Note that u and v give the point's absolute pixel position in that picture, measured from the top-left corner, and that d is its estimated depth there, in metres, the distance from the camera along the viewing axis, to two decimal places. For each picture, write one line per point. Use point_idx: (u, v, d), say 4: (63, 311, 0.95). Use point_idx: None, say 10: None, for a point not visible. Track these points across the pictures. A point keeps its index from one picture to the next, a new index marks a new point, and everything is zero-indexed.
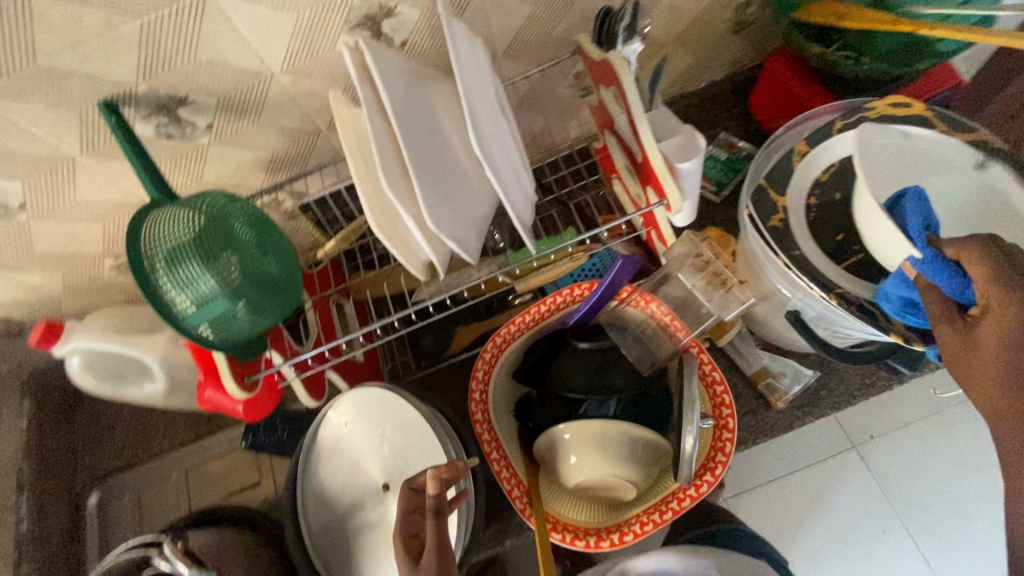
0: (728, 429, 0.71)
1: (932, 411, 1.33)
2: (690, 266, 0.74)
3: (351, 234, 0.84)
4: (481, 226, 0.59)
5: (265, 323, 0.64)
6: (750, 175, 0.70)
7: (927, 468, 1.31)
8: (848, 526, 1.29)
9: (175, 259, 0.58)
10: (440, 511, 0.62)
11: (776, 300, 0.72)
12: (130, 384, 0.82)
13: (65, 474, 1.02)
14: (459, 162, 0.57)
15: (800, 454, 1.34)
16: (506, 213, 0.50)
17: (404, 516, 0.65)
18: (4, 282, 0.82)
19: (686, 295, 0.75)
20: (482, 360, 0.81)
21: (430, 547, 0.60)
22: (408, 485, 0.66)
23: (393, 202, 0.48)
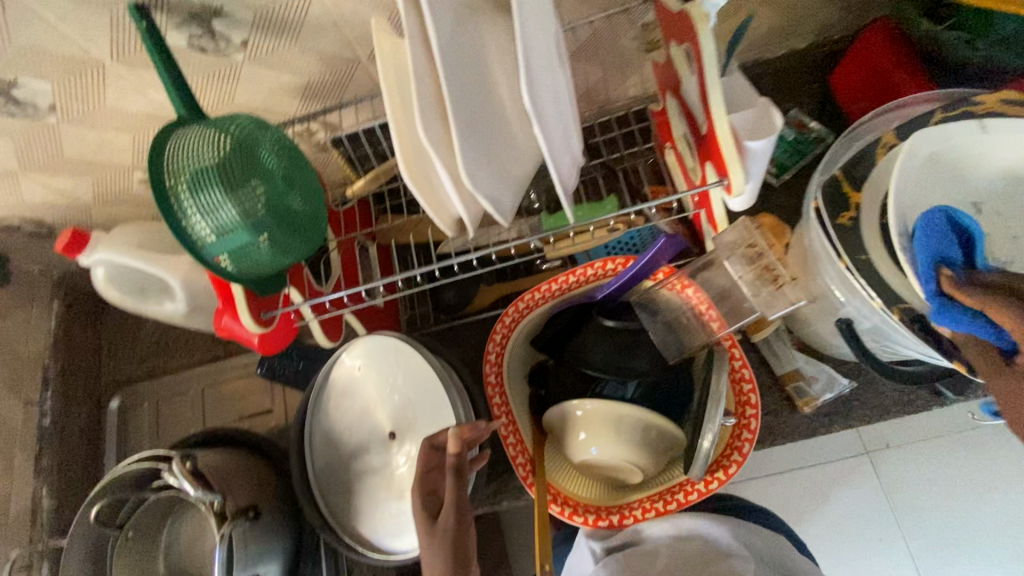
0: (750, 429, 0.67)
1: (963, 427, 1.20)
2: (741, 256, 0.67)
3: (382, 176, 0.80)
4: (521, 188, 0.55)
5: (286, 261, 0.62)
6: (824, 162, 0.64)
7: (945, 485, 1.18)
8: (850, 531, 1.20)
9: (199, 184, 0.55)
10: (461, 470, 0.62)
11: (827, 302, 0.66)
12: (151, 301, 0.83)
13: (89, 375, 1.06)
14: (505, 112, 0.52)
15: (810, 452, 1.25)
16: (552, 180, 0.45)
17: (423, 473, 0.65)
18: (35, 184, 0.82)
19: (730, 285, 0.71)
20: (502, 324, 0.79)
21: (449, 504, 0.61)
22: (429, 443, 0.65)
23: (428, 152, 0.44)
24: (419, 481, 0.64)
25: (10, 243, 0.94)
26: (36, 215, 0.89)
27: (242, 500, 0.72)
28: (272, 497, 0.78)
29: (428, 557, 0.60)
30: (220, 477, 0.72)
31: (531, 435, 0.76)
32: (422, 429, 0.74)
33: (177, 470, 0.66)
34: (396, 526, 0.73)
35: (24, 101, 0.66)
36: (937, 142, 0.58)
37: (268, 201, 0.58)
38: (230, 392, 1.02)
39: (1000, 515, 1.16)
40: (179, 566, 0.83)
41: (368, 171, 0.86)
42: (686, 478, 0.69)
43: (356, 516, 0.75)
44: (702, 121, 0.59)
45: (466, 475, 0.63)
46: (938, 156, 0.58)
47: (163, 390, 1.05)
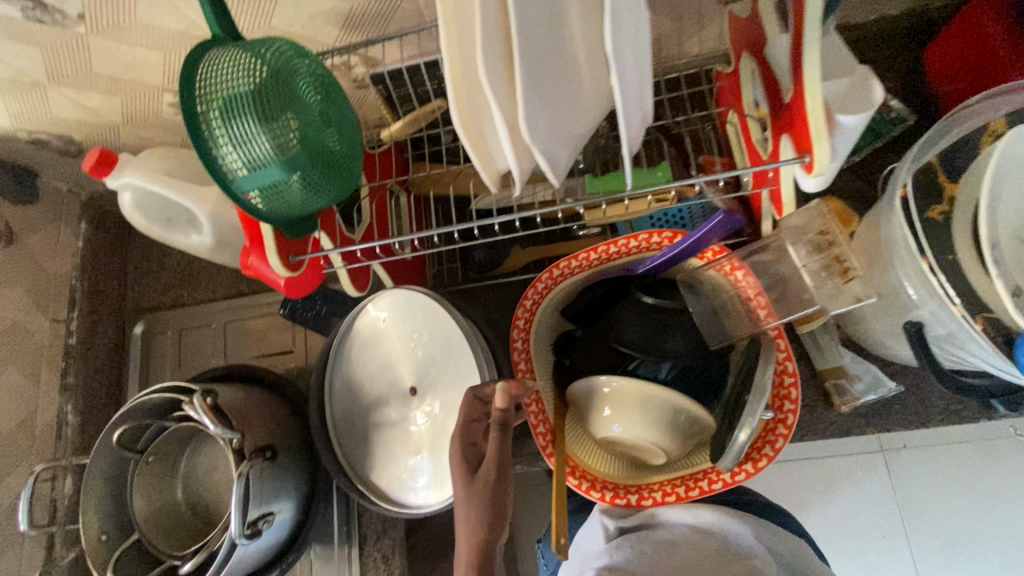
0: (786, 425, 0.64)
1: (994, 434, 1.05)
2: (806, 243, 0.64)
3: (420, 118, 0.75)
4: (577, 148, 0.50)
5: (318, 204, 0.58)
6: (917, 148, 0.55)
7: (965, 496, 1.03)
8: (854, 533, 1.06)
9: (232, 111, 0.52)
10: (505, 425, 0.58)
11: (896, 301, 0.61)
12: (177, 232, 0.80)
13: (115, 299, 1.07)
14: (574, 59, 0.46)
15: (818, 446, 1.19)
16: (622, 143, 0.41)
17: (465, 424, 0.61)
18: (63, 99, 0.79)
19: (790, 273, 0.67)
20: (533, 290, 0.75)
21: (491, 459, 0.58)
22: (474, 394, 0.62)
23: (486, 95, 0.39)
24: (461, 431, 0.61)
25: (38, 158, 0.92)
26: (63, 132, 0.86)
27: (259, 439, 0.72)
28: (290, 438, 0.78)
29: (466, 508, 0.58)
30: (239, 415, 0.72)
31: (551, 405, 0.74)
32: (444, 388, 0.72)
33: (196, 403, 0.66)
34: (411, 480, 0.73)
35: (52, 6, 0.62)
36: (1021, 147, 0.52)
37: (304, 136, 0.54)
38: (250, 330, 1.02)
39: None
40: (196, 494, 0.84)
41: (407, 114, 0.81)
42: (712, 466, 0.67)
43: (371, 466, 0.75)
44: (789, 88, 0.52)
45: (510, 430, 0.59)
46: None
47: (184, 321, 1.05)
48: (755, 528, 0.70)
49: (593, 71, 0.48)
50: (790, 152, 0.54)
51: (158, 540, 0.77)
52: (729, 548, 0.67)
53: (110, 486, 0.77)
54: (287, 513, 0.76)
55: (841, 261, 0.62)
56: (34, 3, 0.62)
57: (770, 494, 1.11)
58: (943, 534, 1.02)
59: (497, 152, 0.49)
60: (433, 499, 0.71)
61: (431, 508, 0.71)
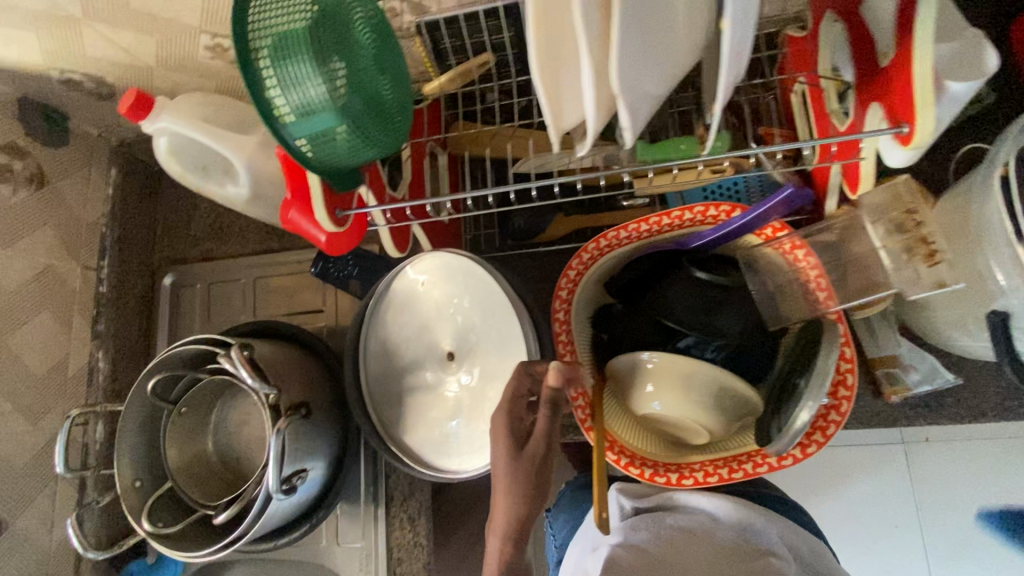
0: (840, 411, 0.62)
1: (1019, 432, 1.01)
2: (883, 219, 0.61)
3: (468, 72, 0.72)
4: (660, 99, 0.47)
5: (369, 155, 0.55)
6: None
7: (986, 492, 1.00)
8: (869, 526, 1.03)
9: (284, 51, 0.48)
10: (556, 404, 0.57)
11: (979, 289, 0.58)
12: (213, 181, 0.78)
13: (144, 249, 1.05)
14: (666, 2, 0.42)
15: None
16: (720, 102, 0.40)
17: (512, 399, 0.60)
18: (97, 36, 0.75)
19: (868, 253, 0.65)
20: (578, 259, 0.72)
21: (540, 435, 0.57)
22: (526, 369, 0.61)
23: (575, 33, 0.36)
24: (508, 405, 0.60)
25: (71, 100, 0.90)
26: (96, 72, 0.83)
27: (294, 396, 0.72)
28: (323, 396, 0.77)
29: (508, 482, 0.57)
30: (273, 371, 0.71)
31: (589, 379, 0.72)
32: (484, 355, 0.70)
33: (234, 357, 0.65)
34: (446, 446, 0.72)
35: None
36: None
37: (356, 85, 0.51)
38: (280, 288, 1.01)
39: None
40: (226, 448, 0.84)
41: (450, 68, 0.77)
42: (757, 449, 0.65)
43: (404, 430, 0.74)
44: (889, 51, 0.49)
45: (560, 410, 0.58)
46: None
47: (213, 275, 1.04)
48: (779, 527, 0.69)
49: (688, 18, 0.45)
50: (879, 120, 0.51)
51: (191, 490, 0.78)
52: (748, 542, 0.66)
53: (143, 434, 0.78)
54: (318, 472, 0.76)
55: (927, 243, 0.60)
56: None
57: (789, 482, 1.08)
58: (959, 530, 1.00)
59: (568, 106, 0.46)
60: (467, 466, 0.70)
61: (465, 474, 0.70)
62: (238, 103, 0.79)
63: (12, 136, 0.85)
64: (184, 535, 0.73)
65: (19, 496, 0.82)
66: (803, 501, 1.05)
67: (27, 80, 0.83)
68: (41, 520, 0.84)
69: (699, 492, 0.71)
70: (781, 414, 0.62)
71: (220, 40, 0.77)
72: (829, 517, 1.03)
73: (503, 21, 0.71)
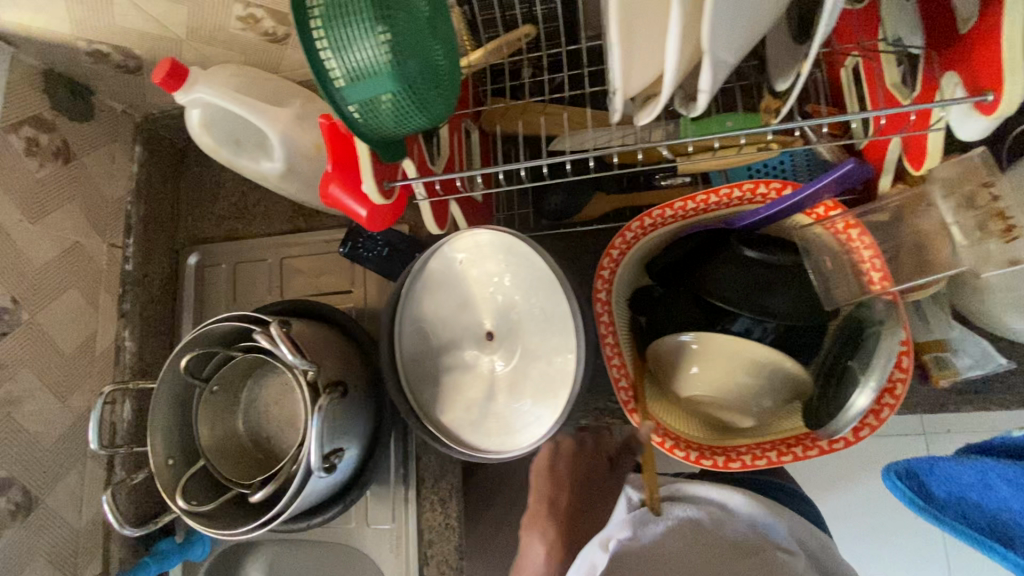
0: (894, 395, 0.60)
1: None
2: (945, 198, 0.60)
3: (508, 43, 0.66)
4: (751, 44, 0.45)
5: (418, 124, 0.53)
6: None
7: None
8: (895, 516, 1.01)
9: (336, 12, 0.47)
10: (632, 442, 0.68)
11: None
12: (245, 156, 0.76)
13: (169, 227, 1.04)
14: None
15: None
16: (814, 58, 0.41)
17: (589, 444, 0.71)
18: (128, 5, 0.73)
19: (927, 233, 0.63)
20: (621, 239, 0.70)
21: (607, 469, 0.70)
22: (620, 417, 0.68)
23: None
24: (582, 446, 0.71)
25: (96, 73, 0.87)
26: (124, 43, 0.81)
27: (331, 374, 0.71)
28: (358, 375, 0.76)
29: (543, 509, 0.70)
30: (311, 348, 0.70)
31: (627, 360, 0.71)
32: (526, 334, 0.69)
33: (273, 332, 0.64)
34: (483, 427, 0.70)
35: None
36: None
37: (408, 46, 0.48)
38: (308, 268, 0.99)
39: None
40: (257, 428, 0.83)
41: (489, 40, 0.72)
42: (807, 431, 0.64)
43: (441, 410, 0.72)
44: (970, 16, 0.46)
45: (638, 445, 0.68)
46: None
47: (239, 255, 1.02)
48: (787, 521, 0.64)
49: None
50: (955, 88, 0.49)
51: (224, 469, 0.77)
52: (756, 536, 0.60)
53: (175, 412, 0.77)
54: (353, 452, 0.75)
55: (1003, 218, 0.58)
56: None
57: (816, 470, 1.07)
58: None
59: (639, 66, 0.46)
60: (507, 447, 0.68)
61: (502, 456, 0.68)
62: (271, 76, 0.77)
63: (38, 110, 0.83)
64: (219, 513, 0.73)
65: (51, 472, 0.81)
66: (830, 490, 1.04)
67: (53, 51, 0.81)
68: (72, 497, 0.84)
69: (711, 483, 0.65)
70: (833, 397, 0.62)
71: (253, 10, 0.75)
72: (860, 506, 1.02)
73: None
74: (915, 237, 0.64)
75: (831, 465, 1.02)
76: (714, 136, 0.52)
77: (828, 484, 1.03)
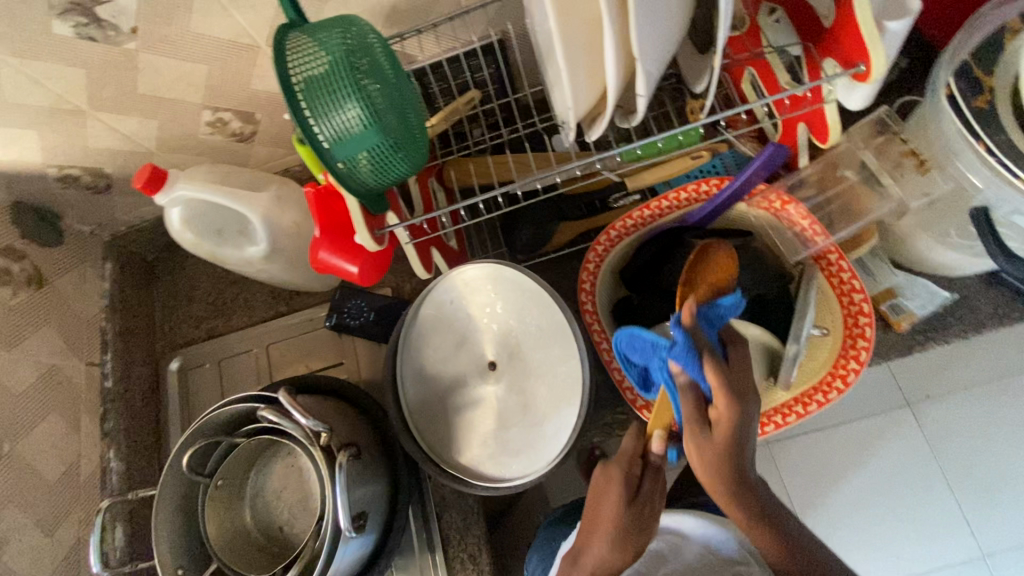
0: (866, 337, 0.67)
1: (999, 374, 1.19)
2: (858, 160, 0.72)
3: (464, 104, 0.73)
4: (671, 49, 0.54)
5: (401, 171, 0.59)
6: (953, 47, 0.61)
7: (970, 438, 1.17)
8: (894, 482, 1.17)
9: (319, 86, 0.53)
10: (652, 464, 0.62)
11: (955, 203, 0.67)
12: (228, 244, 0.80)
13: (145, 338, 1.02)
14: None
15: (850, 405, 1.21)
16: (723, 54, 0.50)
17: (607, 471, 0.61)
18: (100, 127, 0.78)
19: (847, 198, 0.73)
20: (594, 253, 0.77)
21: (625, 487, 0.59)
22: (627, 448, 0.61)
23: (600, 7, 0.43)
24: (604, 476, 0.61)
25: (66, 198, 0.90)
26: (95, 163, 0.85)
27: (343, 437, 0.70)
28: (370, 439, 0.76)
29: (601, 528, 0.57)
30: (319, 414, 0.70)
31: (713, 278, 0.66)
32: (529, 354, 0.72)
33: (282, 401, 0.65)
34: (502, 455, 0.71)
35: (107, 21, 0.64)
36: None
37: (382, 109, 0.55)
38: (293, 352, 0.99)
39: None
40: (267, 519, 0.79)
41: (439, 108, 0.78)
42: (803, 389, 0.68)
43: (457, 450, 0.73)
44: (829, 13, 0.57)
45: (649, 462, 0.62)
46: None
47: (222, 351, 1.01)
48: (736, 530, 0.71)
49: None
50: (834, 70, 0.59)
51: (239, 568, 0.72)
52: (715, 554, 0.68)
53: (180, 516, 0.73)
54: (376, 518, 0.73)
55: (917, 154, 0.69)
56: (89, 20, 0.63)
57: (825, 461, 1.19)
58: (982, 476, 1.15)
59: (585, 89, 0.53)
60: (531, 470, 0.69)
61: (525, 482, 0.68)
62: (243, 168, 0.82)
63: (8, 240, 0.84)
64: None
65: None
66: (835, 475, 1.18)
67: (23, 183, 0.84)
68: None
69: (667, 510, 0.75)
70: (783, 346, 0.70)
71: (221, 114, 0.82)
72: (879, 482, 1.17)
73: (482, 59, 0.76)
74: (841, 200, 0.73)
75: (839, 445, 1.19)
76: (650, 140, 0.61)
77: (837, 473, 1.18)
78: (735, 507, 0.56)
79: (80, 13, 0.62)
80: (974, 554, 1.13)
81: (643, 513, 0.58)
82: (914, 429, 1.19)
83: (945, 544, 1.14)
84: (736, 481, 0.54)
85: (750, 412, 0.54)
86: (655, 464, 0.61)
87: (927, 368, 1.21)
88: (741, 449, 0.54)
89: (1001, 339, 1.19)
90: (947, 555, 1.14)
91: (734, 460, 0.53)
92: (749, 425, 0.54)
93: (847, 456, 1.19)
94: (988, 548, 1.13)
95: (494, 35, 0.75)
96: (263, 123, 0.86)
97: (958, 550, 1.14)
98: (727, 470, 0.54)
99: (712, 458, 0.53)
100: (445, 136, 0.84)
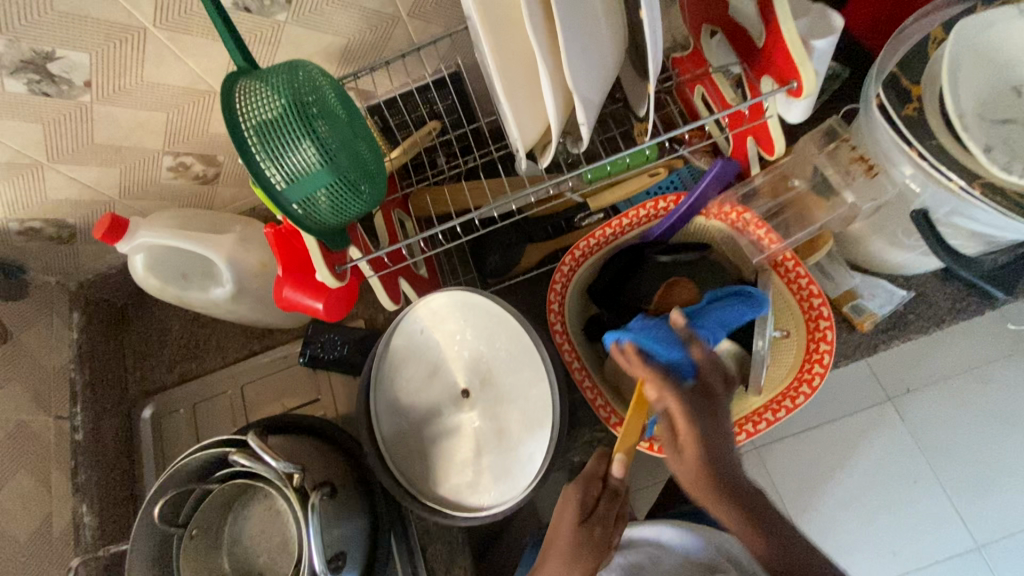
0: (827, 340, 0.69)
1: (972, 363, 1.22)
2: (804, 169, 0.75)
3: (422, 138, 0.74)
4: (609, 79, 0.56)
5: (358, 208, 0.60)
6: (880, 59, 0.64)
7: (950, 428, 1.19)
8: (881, 479, 1.18)
9: (269, 131, 0.53)
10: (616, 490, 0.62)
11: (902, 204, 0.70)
12: (194, 287, 0.80)
13: (116, 386, 1.01)
14: (593, 13, 0.51)
15: (831, 405, 1.22)
16: (657, 79, 0.52)
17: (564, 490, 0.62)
18: (60, 178, 0.78)
19: (799, 207, 0.75)
20: (560, 273, 0.78)
21: (576, 508, 0.60)
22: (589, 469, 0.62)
23: (533, 45, 0.45)
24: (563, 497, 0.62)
25: (29, 250, 0.89)
26: (58, 214, 0.85)
27: (317, 477, 0.70)
28: (344, 475, 0.75)
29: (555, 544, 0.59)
30: (291, 455, 0.69)
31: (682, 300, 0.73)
32: (501, 379, 0.73)
33: (252, 445, 0.64)
34: (479, 482, 0.70)
35: (59, 76, 0.64)
36: (973, 35, 0.58)
37: (336, 150, 0.56)
38: (268, 390, 0.98)
39: (1012, 450, 1.17)
40: (245, 566, 0.78)
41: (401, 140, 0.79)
42: (772, 396, 0.69)
43: (434, 481, 0.72)
44: (761, 34, 0.60)
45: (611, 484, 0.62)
46: (978, 49, 0.58)
47: (196, 395, 0.99)
48: (711, 537, 0.73)
49: (610, 20, 0.54)
50: (771, 87, 0.62)
51: None
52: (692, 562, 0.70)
53: (152, 569, 0.71)
54: (355, 557, 0.72)
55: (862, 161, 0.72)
56: (41, 76, 0.63)
57: (811, 463, 1.20)
58: (966, 466, 1.17)
59: (530, 119, 0.55)
60: (508, 496, 0.68)
61: (503, 509, 0.68)
62: (206, 211, 0.83)
63: None
64: None
65: None
66: (823, 476, 1.19)
67: None
68: None
69: (644, 521, 0.75)
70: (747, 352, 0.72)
71: (183, 158, 0.82)
72: (866, 480, 1.18)
73: (436, 92, 0.79)
74: (795, 208, 0.75)
75: (823, 445, 1.20)
76: (600, 162, 0.63)
77: (824, 473, 1.19)
78: (728, 513, 0.54)
79: (32, 70, 0.62)
80: (968, 546, 1.14)
81: (595, 537, 0.60)
82: (896, 423, 1.20)
83: (939, 538, 1.14)
84: (728, 493, 0.54)
85: (714, 427, 0.55)
86: (614, 486, 0.62)
87: (902, 363, 1.23)
88: (716, 467, 0.54)
89: (970, 330, 1.22)
90: (942, 549, 1.14)
91: (711, 477, 0.54)
92: (716, 449, 0.54)
93: (833, 455, 1.20)
94: (981, 539, 1.14)
95: (446, 68, 0.78)
96: (226, 165, 0.87)
97: (951, 543, 1.14)
98: (708, 483, 0.54)
99: (685, 467, 0.55)
100: (404, 167, 0.85)
